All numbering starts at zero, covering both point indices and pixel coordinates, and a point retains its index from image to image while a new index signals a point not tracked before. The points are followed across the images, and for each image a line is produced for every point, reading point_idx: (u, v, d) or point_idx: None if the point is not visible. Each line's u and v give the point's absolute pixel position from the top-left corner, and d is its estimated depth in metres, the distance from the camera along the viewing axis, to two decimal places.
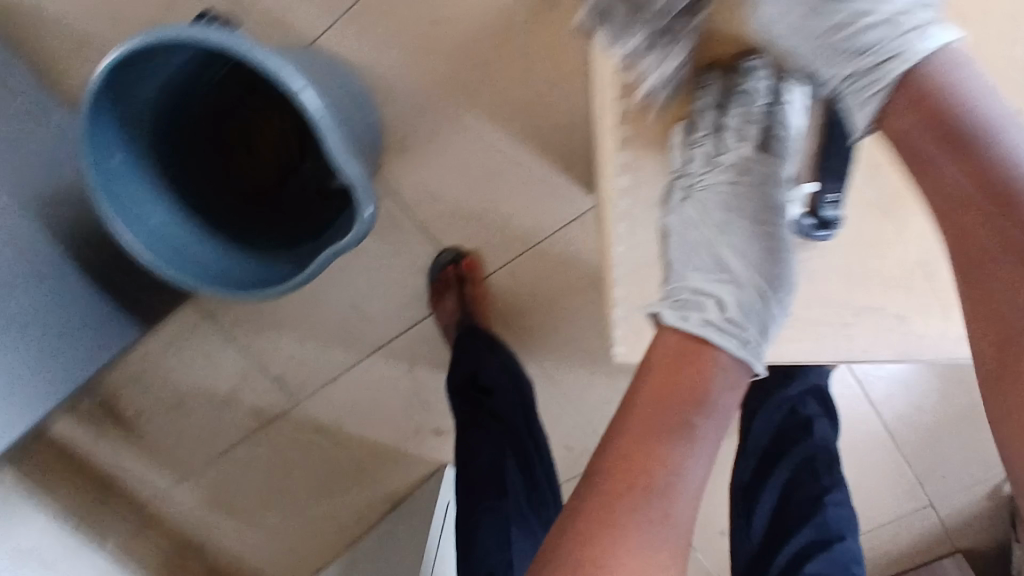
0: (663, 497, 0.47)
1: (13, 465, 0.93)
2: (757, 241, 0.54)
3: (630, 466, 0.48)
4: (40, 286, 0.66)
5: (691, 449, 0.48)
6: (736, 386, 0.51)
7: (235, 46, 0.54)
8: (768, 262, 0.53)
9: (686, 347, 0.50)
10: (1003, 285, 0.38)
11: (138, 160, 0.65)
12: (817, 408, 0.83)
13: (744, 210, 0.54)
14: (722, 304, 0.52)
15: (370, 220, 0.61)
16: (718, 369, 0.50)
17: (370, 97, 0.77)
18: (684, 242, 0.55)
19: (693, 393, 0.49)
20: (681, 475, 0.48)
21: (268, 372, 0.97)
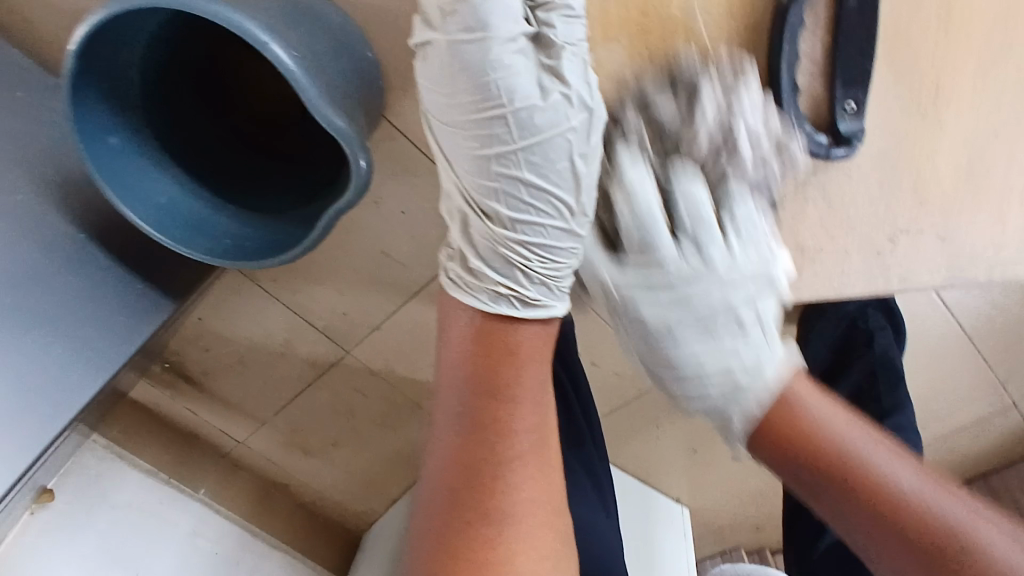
0: (495, 498, 0.58)
1: (103, 431, 1.02)
2: (541, 216, 0.58)
3: (472, 419, 0.59)
4: (69, 274, 0.68)
5: (511, 427, 0.59)
6: (547, 345, 0.63)
7: (192, 6, 0.51)
8: (529, 227, 0.58)
9: (489, 333, 0.61)
10: (826, 493, 0.55)
11: (136, 138, 0.64)
12: (879, 321, 0.88)
13: (545, 168, 0.56)
14: (507, 252, 0.59)
15: (366, 172, 0.58)
16: (518, 339, 0.61)
17: (362, 34, 0.71)
18: (494, 167, 0.56)
19: (501, 390, 0.59)
20: (520, 462, 0.59)
21: (315, 323, 0.98)
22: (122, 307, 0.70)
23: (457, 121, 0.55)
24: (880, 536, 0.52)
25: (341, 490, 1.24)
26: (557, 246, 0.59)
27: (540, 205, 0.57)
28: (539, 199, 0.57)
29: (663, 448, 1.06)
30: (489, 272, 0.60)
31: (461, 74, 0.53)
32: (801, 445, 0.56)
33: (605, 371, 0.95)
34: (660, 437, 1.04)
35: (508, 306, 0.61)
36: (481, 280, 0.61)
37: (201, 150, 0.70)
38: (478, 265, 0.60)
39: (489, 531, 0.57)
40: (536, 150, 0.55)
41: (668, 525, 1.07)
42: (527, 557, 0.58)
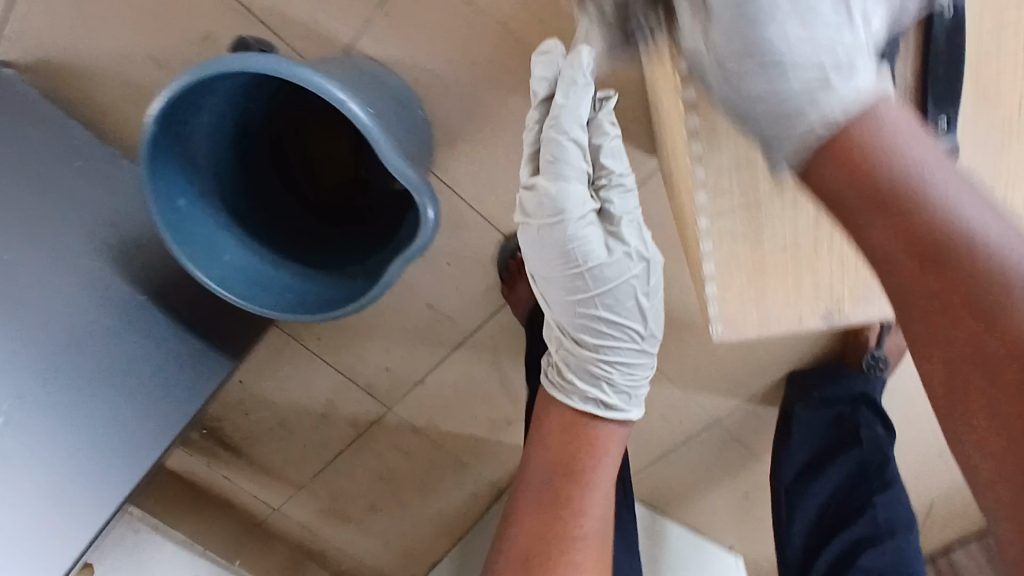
0: (562, 565, 0.64)
1: (139, 501, 1.00)
2: (623, 334, 0.67)
3: (554, 492, 0.66)
4: (131, 334, 0.69)
5: (583, 490, 0.66)
6: (617, 450, 0.69)
7: (274, 69, 0.54)
8: (616, 345, 0.67)
9: (570, 422, 0.68)
10: (1006, 347, 0.32)
11: (203, 199, 0.66)
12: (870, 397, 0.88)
13: (625, 302, 0.65)
14: (597, 363, 0.68)
15: (435, 222, 0.60)
16: (598, 443, 0.68)
17: (413, 96, 0.75)
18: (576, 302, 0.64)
19: (578, 476, 0.67)
20: (584, 542, 0.66)
21: (358, 382, 0.98)
22: (183, 368, 0.72)
23: (554, 281, 0.64)
24: (968, 350, 0.33)
25: (379, 561, 1.19)
26: (632, 363, 0.68)
27: (625, 322, 0.66)
28: (623, 322, 0.66)
29: (714, 492, 1.04)
30: (583, 379, 0.68)
31: (550, 247, 0.61)
32: (887, 207, 0.36)
33: (650, 415, 0.95)
34: (710, 480, 1.03)
35: (595, 404, 0.68)
36: (576, 388, 0.68)
37: (262, 211, 0.72)
38: (573, 378, 0.68)
39: None
40: (614, 288, 0.63)
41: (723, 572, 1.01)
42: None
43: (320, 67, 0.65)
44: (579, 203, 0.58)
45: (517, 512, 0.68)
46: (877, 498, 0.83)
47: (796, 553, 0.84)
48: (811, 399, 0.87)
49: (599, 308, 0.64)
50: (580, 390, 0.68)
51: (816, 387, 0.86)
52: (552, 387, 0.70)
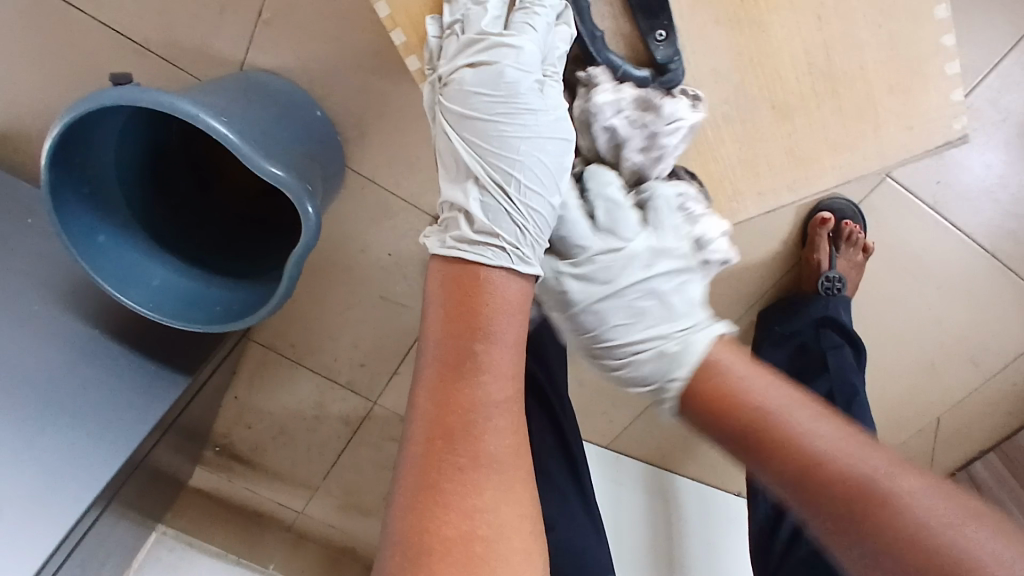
0: (469, 447, 0.42)
1: (169, 521, 1.07)
2: (544, 174, 0.48)
3: (444, 365, 0.43)
4: (83, 367, 0.73)
5: (484, 382, 0.42)
6: (526, 307, 0.45)
7: (130, 98, 0.57)
8: (534, 200, 0.48)
9: (458, 270, 0.46)
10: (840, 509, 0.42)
11: (126, 232, 0.71)
12: (836, 339, 0.84)
13: (555, 132, 0.48)
14: (508, 218, 0.47)
15: (315, 217, 0.62)
16: (494, 285, 0.45)
17: (309, 98, 0.77)
18: (500, 143, 0.48)
19: (476, 332, 0.42)
20: (502, 423, 0.43)
21: (339, 380, 1.02)
22: (137, 391, 0.75)
23: (470, 126, 0.49)
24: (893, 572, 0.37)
25: None
26: (546, 226, 0.48)
27: (555, 163, 0.48)
28: (553, 164, 0.48)
29: (709, 441, 1.02)
30: (491, 230, 0.46)
31: (493, 82, 0.48)
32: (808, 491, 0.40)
33: None
34: (702, 430, 1.00)
35: (508, 260, 0.45)
36: (474, 243, 0.46)
37: (188, 236, 0.77)
38: (474, 229, 0.47)
39: (468, 524, 0.42)
40: (538, 143, 0.48)
41: (732, 519, 1.04)
42: (491, 492, 0.43)
43: (204, 86, 0.68)
44: (519, 77, 0.48)
45: (414, 376, 0.45)
46: None
47: (765, 515, 0.88)
48: (774, 336, 0.85)
49: (509, 160, 0.48)
50: (474, 242, 0.46)
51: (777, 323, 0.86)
52: (436, 247, 0.47)
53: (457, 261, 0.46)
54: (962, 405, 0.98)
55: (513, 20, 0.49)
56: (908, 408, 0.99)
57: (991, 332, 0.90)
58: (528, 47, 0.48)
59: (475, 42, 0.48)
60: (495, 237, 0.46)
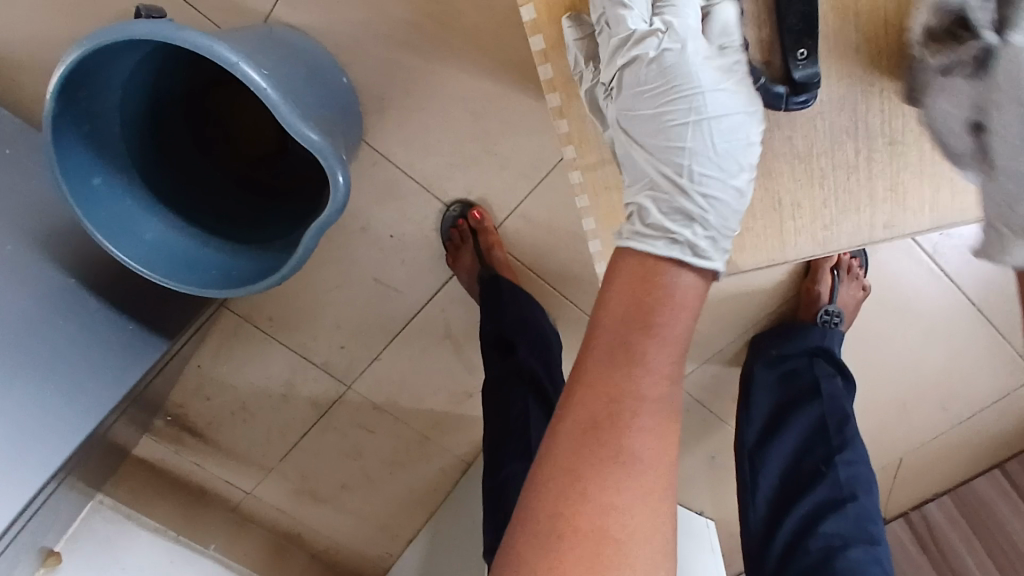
0: (626, 428, 0.46)
1: (109, 490, 0.99)
2: (720, 159, 0.51)
3: (615, 352, 0.47)
4: (58, 318, 0.67)
5: (649, 370, 0.46)
6: (695, 308, 0.49)
7: (162, 35, 0.53)
8: (718, 186, 0.51)
9: (636, 268, 0.49)
10: None
11: (122, 178, 0.66)
12: (828, 369, 0.83)
13: (726, 123, 0.50)
14: (687, 209, 0.51)
15: (345, 187, 0.59)
16: (670, 283, 0.49)
17: (335, 63, 0.73)
18: (673, 141, 0.51)
19: (651, 323, 0.47)
20: (656, 407, 0.47)
21: (314, 360, 0.97)
22: (113, 352, 0.69)
23: (644, 121, 0.52)
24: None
25: (355, 537, 1.20)
26: (732, 208, 0.51)
27: (730, 150, 0.51)
28: (730, 150, 0.51)
29: (681, 457, 1.04)
30: (667, 223, 0.50)
31: (659, 77, 0.51)
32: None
33: None
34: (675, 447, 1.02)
35: (683, 252, 0.49)
36: (653, 238, 0.50)
37: (185, 191, 0.73)
38: (651, 222, 0.51)
39: (615, 494, 0.45)
40: (719, 127, 0.50)
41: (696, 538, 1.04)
42: (630, 487, 0.45)
43: (229, 33, 0.64)
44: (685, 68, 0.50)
45: (582, 354, 0.49)
46: (837, 457, 0.77)
47: (753, 543, 0.78)
48: (768, 359, 0.85)
49: (682, 150, 0.51)
50: (647, 237, 0.50)
51: (774, 345, 0.85)
52: (622, 238, 0.51)
53: (634, 267, 0.50)
54: (917, 439, 1.04)
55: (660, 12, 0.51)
56: (872, 438, 1.04)
57: (957, 375, 0.96)
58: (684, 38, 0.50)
59: (622, 45, 0.51)
60: (670, 231, 0.50)
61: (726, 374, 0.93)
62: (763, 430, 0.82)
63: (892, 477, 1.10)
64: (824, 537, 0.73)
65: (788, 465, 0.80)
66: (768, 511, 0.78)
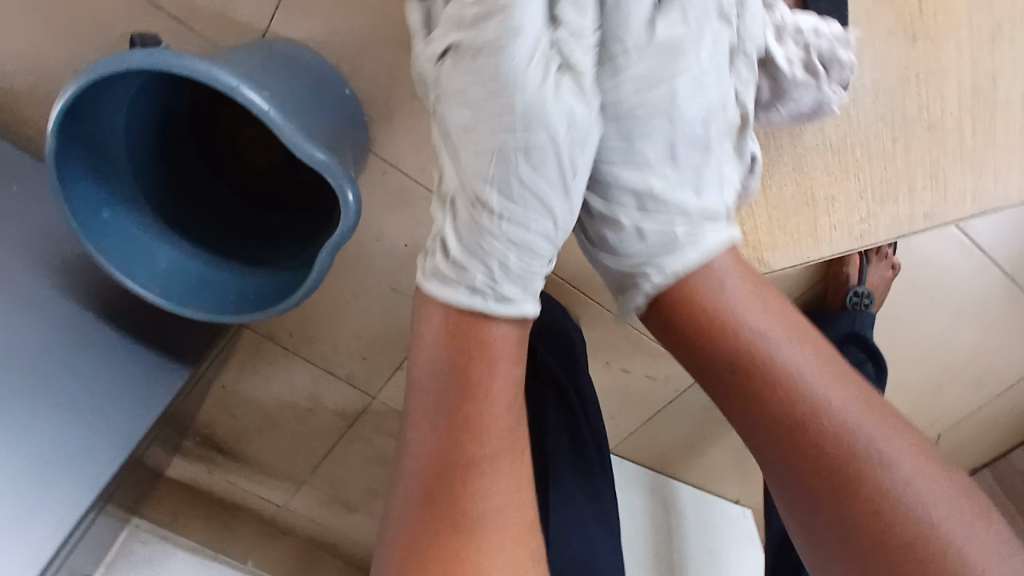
0: (463, 491, 0.50)
1: (145, 512, 1.00)
2: (534, 210, 0.53)
3: (454, 419, 0.51)
4: (78, 353, 0.67)
5: (476, 428, 0.51)
6: (517, 359, 0.53)
7: (156, 63, 0.51)
8: (528, 234, 0.54)
9: (459, 321, 0.52)
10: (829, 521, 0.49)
11: (131, 208, 0.65)
12: (859, 356, 0.80)
13: (546, 165, 0.53)
14: (497, 254, 0.53)
15: (355, 202, 0.57)
16: (490, 342, 0.52)
17: (336, 73, 0.72)
18: (489, 176, 0.53)
19: (472, 387, 0.51)
20: (495, 463, 0.51)
21: (337, 372, 0.97)
22: (137, 383, 0.69)
23: (483, 116, 0.53)
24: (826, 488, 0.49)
25: None
26: (529, 263, 0.54)
27: (549, 201, 0.53)
28: (550, 200, 0.53)
29: (712, 446, 1.02)
30: (467, 262, 0.53)
31: (489, 109, 0.52)
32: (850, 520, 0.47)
33: (637, 375, 0.92)
34: (705, 437, 1.01)
35: (485, 301, 0.52)
36: (459, 277, 0.53)
37: (195, 214, 0.71)
38: (454, 256, 0.54)
39: (462, 544, 0.49)
40: (524, 170, 0.53)
41: (732, 531, 1.04)
42: (490, 546, 0.50)
43: (228, 53, 0.62)
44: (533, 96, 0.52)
45: (410, 415, 0.54)
46: None
47: (780, 537, 0.82)
48: None
49: (483, 191, 0.53)
50: (450, 274, 0.53)
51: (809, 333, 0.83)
52: (428, 273, 0.54)
53: (462, 321, 0.52)
54: (956, 415, 1.01)
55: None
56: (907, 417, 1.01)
57: (993, 350, 0.94)
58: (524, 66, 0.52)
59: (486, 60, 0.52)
60: (471, 272, 0.53)
61: None
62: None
63: None
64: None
65: None
66: None
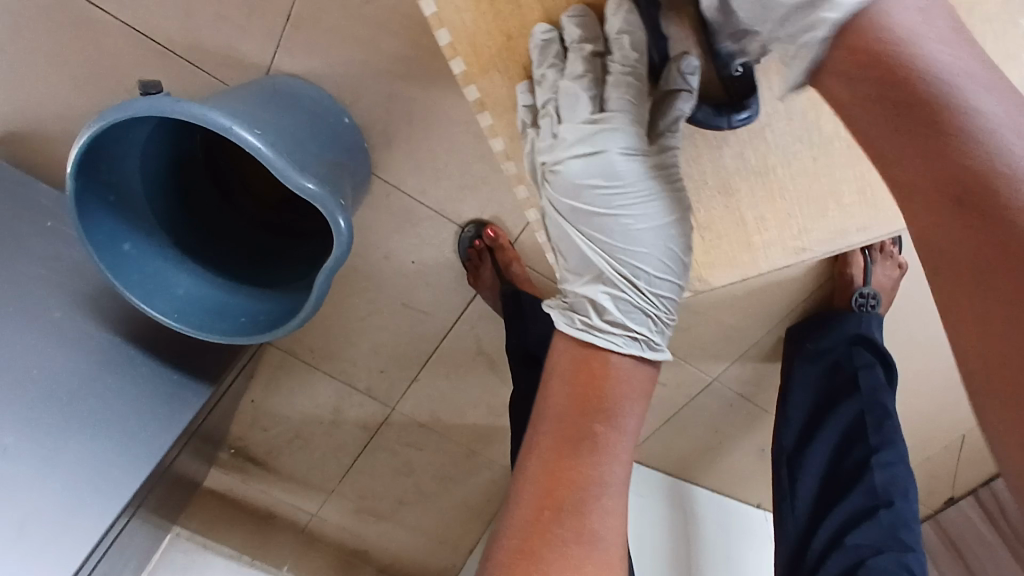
0: (577, 513, 0.52)
1: (184, 521, 1.06)
2: (661, 256, 0.54)
3: (565, 440, 0.53)
4: (108, 376, 0.72)
5: (601, 454, 0.52)
6: (645, 394, 0.55)
7: (158, 110, 0.56)
8: (659, 281, 0.55)
9: (585, 356, 0.55)
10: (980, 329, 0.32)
11: (150, 241, 0.70)
12: (867, 359, 0.82)
13: (661, 208, 0.52)
14: (616, 298, 0.55)
15: (347, 229, 0.61)
16: (616, 372, 0.54)
17: (335, 104, 0.75)
18: (609, 237, 0.54)
19: (606, 409, 0.52)
20: (610, 488, 0.53)
21: (357, 386, 1.01)
22: (161, 401, 0.73)
23: (592, 205, 0.53)
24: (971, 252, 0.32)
25: (417, 550, 1.23)
26: (667, 307, 0.56)
27: (675, 238, 0.53)
28: (679, 237, 0.53)
29: (729, 452, 1.02)
30: (623, 321, 0.54)
31: (606, 176, 0.51)
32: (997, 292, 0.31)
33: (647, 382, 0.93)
34: (722, 442, 1.00)
35: (641, 347, 0.55)
36: (613, 332, 0.54)
37: (212, 244, 0.76)
38: (607, 318, 0.54)
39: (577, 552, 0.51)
40: (643, 231, 0.53)
41: (751, 535, 1.04)
42: (591, 564, 0.51)
43: (229, 93, 0.67)
44: (627, 164, 0.51)
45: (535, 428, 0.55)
46: (874, 458, 0.79)
47: (790, 545, 0.82)
48: (807, 352, 0.84)
49: (615, 249, 0.54)
50: (604, 330, 0.54)
51: (809, 337, 0.84)
52: (566, 324, 0.55)
53: (583, 352, 0.55)
54: None
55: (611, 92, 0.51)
56: (930, 417, 0.99)
57: None
58: (631, 129, 0.51)
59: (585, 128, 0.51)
60: (628, 327, 0.55)
61: (768, 368, 0.91)
62: (804, 430, 0.84)
63: (955, 456, 1.05)
64: (852, 548, 0.76)
65: (829, 461, 0.82)
66: (807, 518, 0.81)
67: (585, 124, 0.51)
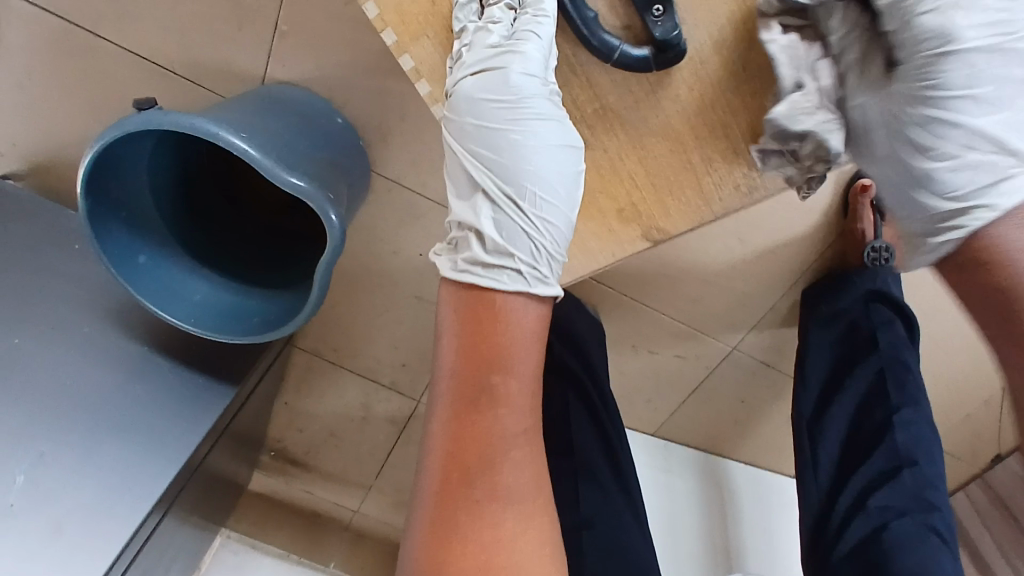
0: (487, 472, 0.52)
1: (232, 525, 1.11)
2: (552, 179, 0.53)
3: (464, 403, 0.53)
4: (137, 384, 0.76)
5: (500, 408, 0.52)
6: (540, 334, 0.54)
7: (151, 124, 0.59)
8: (545, 211, 0.53)
9: (475, 299, 0.54)
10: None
11: (164, 253, 0.74)
12: (885, 314, 0.84)
13: (551, 129, 0.52)
14: (504, 229, 0.54)
15: (338, 222, 0.62)
16: (511, 317, 0.53)
17: (329, 106, 0.78)
18: (500, 162, 0.54)
19: (497, 364, 0.51)
20: (518, 437, 0.53)
21: (382, 381, 1.03)
22: (187, 405, 0.77)
23: (488, 127, 0.53)
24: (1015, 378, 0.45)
25: None
26: (560, 241, 0.54)
27: (563, 159, 0.53)
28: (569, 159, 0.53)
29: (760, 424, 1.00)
30: (506, 252, 0.53)
31: (500, 94, 0.52)
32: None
33: (665, 356, 0.92)
34: (750, 413, 0.98)
35: (523, 281, 0.53)
36: (495, 265, 0.53)
37: (223, 251, 0.80)
38: (489, 248, 0.54)
39: (493, 510, 0.52)
40: (533, 152, 0.53)
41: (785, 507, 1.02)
42: (508, 519, 0.52)
43: (224, 104, 0.69)
44: (525, 85, 0.52)
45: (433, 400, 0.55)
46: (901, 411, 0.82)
47: (815, 511, 0.84)
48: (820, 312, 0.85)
49: (505, 175, 0.54)
50: (488, 264, 0.53)
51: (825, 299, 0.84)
52: (449, 269, 0.55)
53: (471, 297, 0.54)
54: None
55: (516, 30, 0.52)
56: None
57: None
58: (529, 53, 0.51)
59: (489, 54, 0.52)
60: (511, 258, 0.53)
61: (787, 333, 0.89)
62: (824, 395, 0.85)
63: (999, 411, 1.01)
64: (876, 511, 0.79)
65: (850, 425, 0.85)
66: (830, 486, 0.84)
67: (486, 50, 0.52)
